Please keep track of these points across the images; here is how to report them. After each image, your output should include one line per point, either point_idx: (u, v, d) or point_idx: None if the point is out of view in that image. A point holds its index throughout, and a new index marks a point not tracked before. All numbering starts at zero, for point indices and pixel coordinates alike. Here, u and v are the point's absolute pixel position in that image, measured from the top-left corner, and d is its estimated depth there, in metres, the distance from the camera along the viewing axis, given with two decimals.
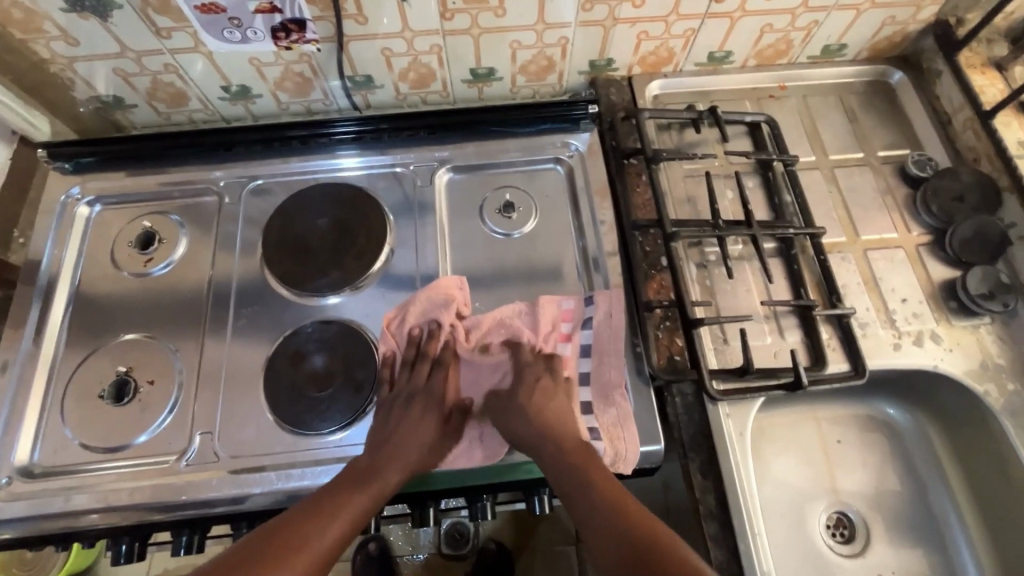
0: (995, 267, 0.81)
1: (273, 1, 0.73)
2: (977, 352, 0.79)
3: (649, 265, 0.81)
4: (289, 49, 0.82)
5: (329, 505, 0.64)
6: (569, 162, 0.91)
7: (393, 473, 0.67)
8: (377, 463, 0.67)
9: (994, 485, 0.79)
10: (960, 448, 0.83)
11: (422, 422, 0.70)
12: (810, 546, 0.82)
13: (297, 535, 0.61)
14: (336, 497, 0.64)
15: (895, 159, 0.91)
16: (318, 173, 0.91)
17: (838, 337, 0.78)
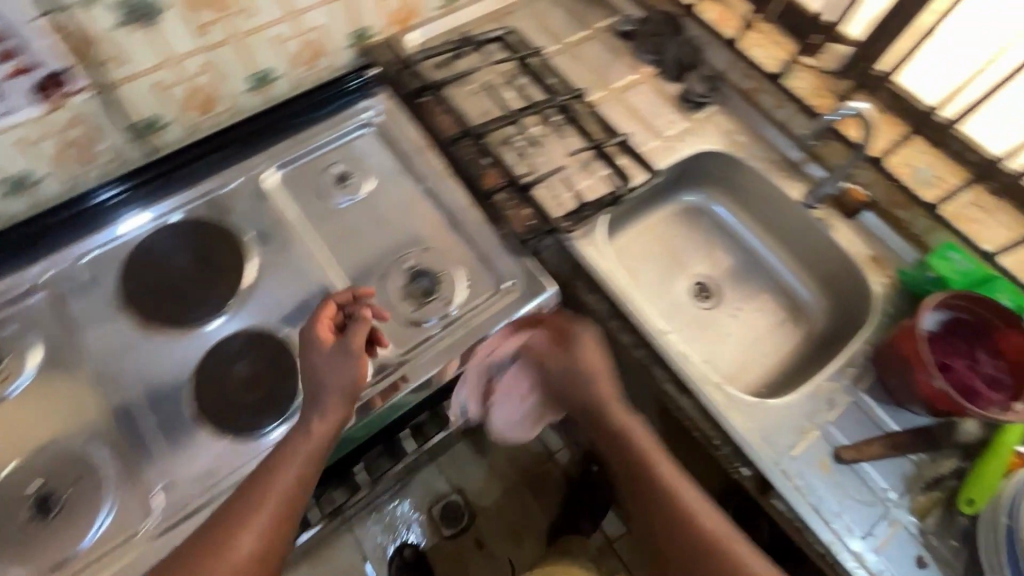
0: (701, 70, 1.10)
1: (22, 61, 0.72)
2: (718, 128, 1.07)
3: (478, 166, 0.96)
4: (58, 110, 0.80)
5: (242, 508, 0.67)
6: (374, 122, 1.03)
7: (294, 475, 0.69)
8: (271, 472, 0.69)
9: (768, 209, 1.06)
10: (739, 200, 1.10)
11: (337, 367, 0.73)
12: (687, 314, 1.06)
13: (220, 543, 0.65)
14: (252, 501, 0.68)
15: (609, 25, 1.17)
16: (100, 245, 0.90)
17: (631, 157, 1.01)
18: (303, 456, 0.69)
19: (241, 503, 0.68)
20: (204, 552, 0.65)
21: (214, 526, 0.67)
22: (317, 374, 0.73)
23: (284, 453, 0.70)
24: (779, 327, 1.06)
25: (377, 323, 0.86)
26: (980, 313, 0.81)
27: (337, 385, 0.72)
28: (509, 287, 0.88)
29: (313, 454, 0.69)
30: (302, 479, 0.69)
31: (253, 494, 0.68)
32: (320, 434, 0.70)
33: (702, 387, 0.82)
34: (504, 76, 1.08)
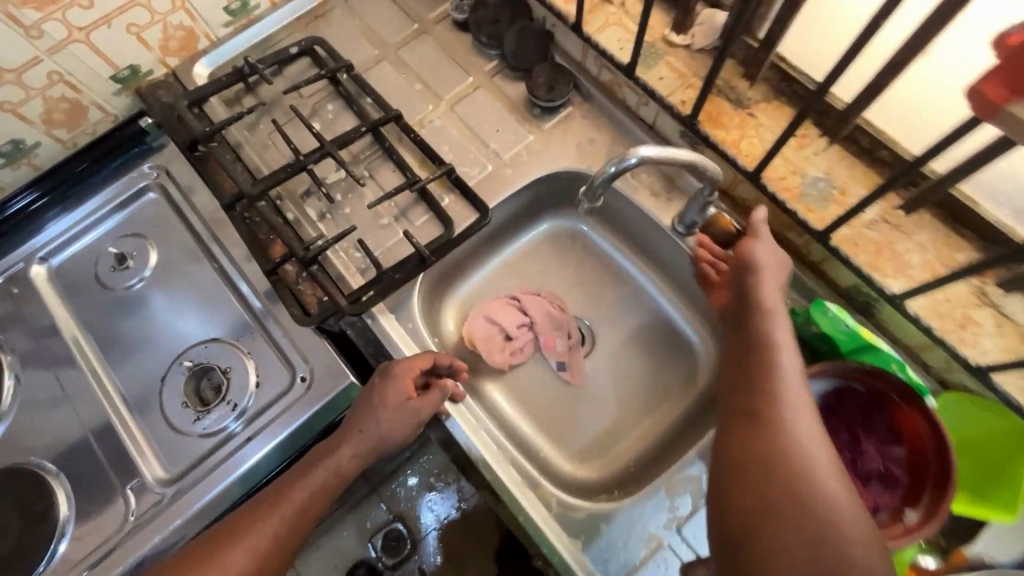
0: (551, 61, 0.87)
1: None
2: (573, 138, 0.86)
3: (263, 231, 0.79)
4: None
5: (208, 546, 0.60)
6: (155, 183, 0.89)
7: (264, 544, 0.60)
8: (234, 537, 0.60)
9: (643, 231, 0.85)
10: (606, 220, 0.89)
11: (399, 425, 0.66)
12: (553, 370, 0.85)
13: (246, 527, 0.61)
14: (263, 505, 0.63)
15: (443, 13, 0.94)
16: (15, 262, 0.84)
17: (458, 194, 0.83)
18: (318, 495, 0.64)
19: (285, 495, 0.63)
20: (224, 538, 0.60)
21: (255, 507, 0.62)
22: (369, 412, 0.66)
23: (274, 501, 0.63)
24: (663, 377, 0.85)
25: (153, 437, 0.75)
26: (871, 385, 0.62)
27: (326, 476, 0.64)
28: (303, 381, 0.76)
29: (281, 535, 0.61)
30: (262, 566, 0.60)
31: (236, 535, 0.60)
32: (311, 503, 0.63)
33: (522, 496, 0.67)
34: (310, 103, 0.90)
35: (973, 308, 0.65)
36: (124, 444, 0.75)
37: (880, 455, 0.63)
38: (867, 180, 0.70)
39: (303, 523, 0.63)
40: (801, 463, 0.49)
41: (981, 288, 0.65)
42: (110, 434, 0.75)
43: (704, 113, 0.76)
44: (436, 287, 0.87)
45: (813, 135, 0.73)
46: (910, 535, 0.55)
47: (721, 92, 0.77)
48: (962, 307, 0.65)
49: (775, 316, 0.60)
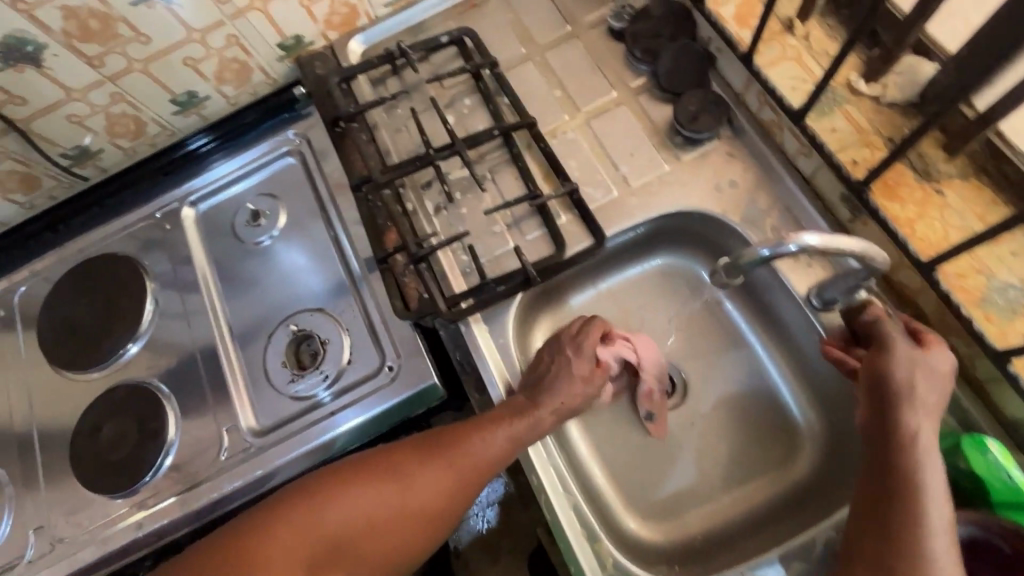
0: (707, 88, 0.80)
1: None
2: (712, 177, 0.79)
3: (385, 219, 0.80)
4: None
5: (410, 454, 0.66)
6: (296, 149, 0.95)
7: (441, 480, 0.64)
8: (430, 460, 0.65)
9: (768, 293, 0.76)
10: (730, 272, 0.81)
11: (590, 390, 0.69)
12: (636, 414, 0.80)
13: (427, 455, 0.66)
14: (451, 440, 0.66)
15: (600, 19, 0.89)
16: (194, 189, 0.95)
17: (576, 214, 0.79)
18: (513, 443, 0.65)
19: (478, 433, 0.66)
20: (415, 463, 0.65)
21: (449, 434, 0.66)
22: (564, 373, 0.69)
23: (462, 437, 0.66)
24: (755, 456, 0.77)
25: (253, 386, 0.83)
26: (1018, 549, 0.52)
27: (511, 432, 0.65)
28: (389, 370, 0.78)
29: (458, 479, 0.64)
30: (450, 494, 0.64)
31: (420, 464, 0.65)
32: (506, 448, 0.65)
33: (579, 545, 0.65)
34: (450, 95, 0.90)
35: None
36: (228, 385, 0.83)
37: None
38: None
39: (486, 470, 0.65)
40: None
41: None
42: (220, 373, 0.84)
43: (880, 179, 0.66)
44: (535, 302, 0.84)
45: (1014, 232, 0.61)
46: None
47: (906, 158, 0.65)
48: None
49: (926, 412, 0.55)
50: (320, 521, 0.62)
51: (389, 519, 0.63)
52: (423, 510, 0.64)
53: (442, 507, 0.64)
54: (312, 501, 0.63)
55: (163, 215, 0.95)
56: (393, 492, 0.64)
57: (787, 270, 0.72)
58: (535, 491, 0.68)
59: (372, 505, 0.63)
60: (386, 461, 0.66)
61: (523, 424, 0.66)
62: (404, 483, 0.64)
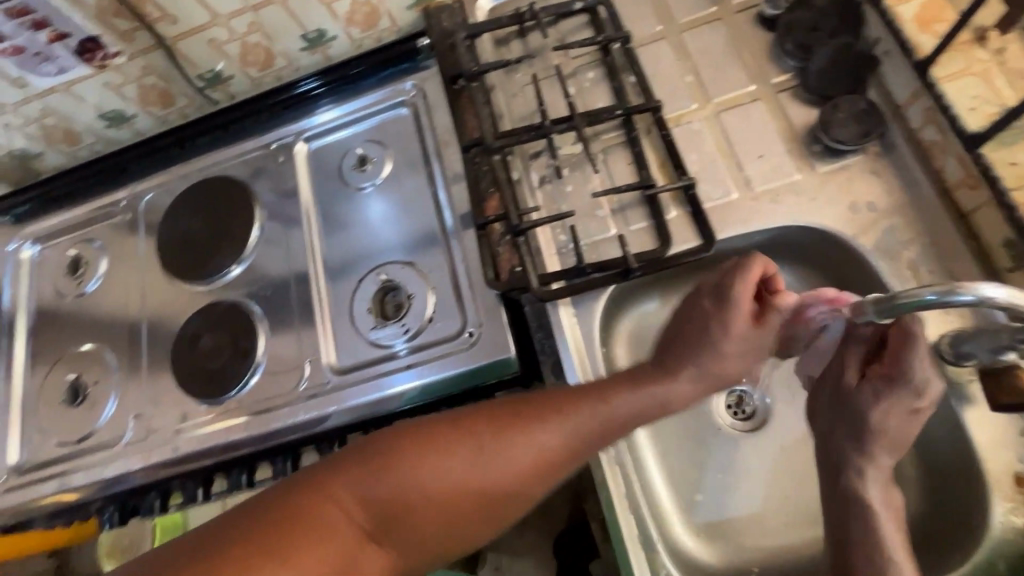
0: (862, 96, 0.72)
1: (57, 28, 0.83)
2: (849, 195, 0.71)
3: (489, 185, 0.80)
4: (107, 68, 0.92)
5: (530, 410, 0.61)
6: (411, 102, 0.94)
7: (547, 446, 0.60)
8: (538, 419, 0.61)
9: None
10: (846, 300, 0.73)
11: (744, 355, 0.61)
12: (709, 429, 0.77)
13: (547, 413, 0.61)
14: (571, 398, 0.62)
15: (750, 5, 0.82)
16: (304, 130, 0.98)
17: (688, 211, 0.75)
18: (632, 416, 0.61)
19: (595, 400, 0.61)
20: (523, 421, 0.61)
21: (561, 397, 0.62)
22: (710, 334, 0.60)
23: (581, 402, 0.61)
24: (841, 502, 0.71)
25: (338, 326, 0.85)
26: None
27: (633, 404, 0.61)
28: (469, 336, 0.78)
29: (570, 443, 0.60)
30: (557, 460, 0.60)
31: (527, 425, 0.60)
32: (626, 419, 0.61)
33: (632, 550, 0.63)
34: (573, 66, 0.86)
35: None
36: (316, 320, 0.86)
37: None
38: None
39: (597, 440, 0.61)
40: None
41: None
42: (310, 307, 0.87)
43: None
44: (624, 294, 0.81)
45: None
46: None
47: None
48: None
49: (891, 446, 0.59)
50: (414, 470, 0.57)
51: (486, 479, 0.58)
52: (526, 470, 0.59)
53: (546, 470, 0.60)
54: (407, 448, 0.58)
55: (277, 147, 0.98)
56: (492, 452, 0.59)
57: None
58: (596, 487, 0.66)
59: (468, 464, 0.58)
60: (490, 417, 0.61)
61: (651, 393, 0.61)
62: (506, 441, 0.59)
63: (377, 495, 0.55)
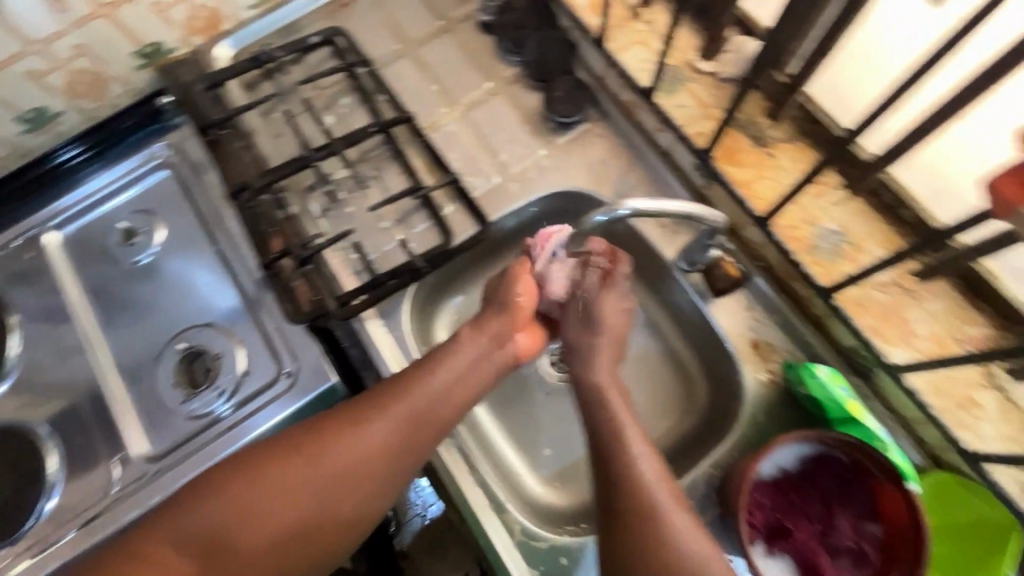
0: (573, 75, 0.84)
1: None
2: (584, 158, 0.83)
3: (268, 225, 0.79)
4: None
5: (340, 419, 0.61)
6: (169, 163, 0.91)
7: (372, 440, 0.60)
8: (362, 419, 0.61)
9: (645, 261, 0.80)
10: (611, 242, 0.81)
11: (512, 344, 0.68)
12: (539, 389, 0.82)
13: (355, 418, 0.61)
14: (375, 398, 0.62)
15: (469, 14, 0.92)
16: (51, 217, 0.88)
17: (461, 204, 0.82)
18: (460, 390, 0.64)
19: (416, 386, 0.62)
20: (346, 426, 0.61)
21: (383, 392, 0.62)
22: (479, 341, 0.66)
23: (403, 392, 0.62)
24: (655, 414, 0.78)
25: (143, 411, 0.79)
26: (855, 459, 0.60)
27: (452, 374, 0.63)
28: (287, 376, 0.78)
29: (398, 435, 0.61)
30: (390, 454, 0.61)
31: (350, 428, 0.61)
32: (449, 394, 0.63)
33: (480, 514, 0.69)
34: (327, 96, 0.89)
35: (976, 388, 0.62)
36: (114, 414, 0.79)
37: (852, 530, 0.60)
38: (884, 237, 0.67)
39: (426, 424, 0.62)
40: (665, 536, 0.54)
41: (990, 369, 0.62)
42: (104, 403, 0.79)
43: (721, 148, 0.73)
44: (433, 291, 0.86)
45: (833, 185, 0.69)
46: None
47: (742, 127, 0.73)
48: (964, 386, 0.62)
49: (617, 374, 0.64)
50: (244, 491, 0.58)
51: (320, 487, 0.59)
52: (361, 470, 0.60)
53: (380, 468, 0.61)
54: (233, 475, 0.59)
55: (22, 244, 0.88)
56: (318, 460, 0.60)
57: (656, 237, 0.76)
58: (441, 473, 0.71)
59: (296, 479, 0.59)
60: (315, 428, 0.61)
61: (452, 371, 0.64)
62: (332, 449, 0.60)
63: (208, 521, 0.57)
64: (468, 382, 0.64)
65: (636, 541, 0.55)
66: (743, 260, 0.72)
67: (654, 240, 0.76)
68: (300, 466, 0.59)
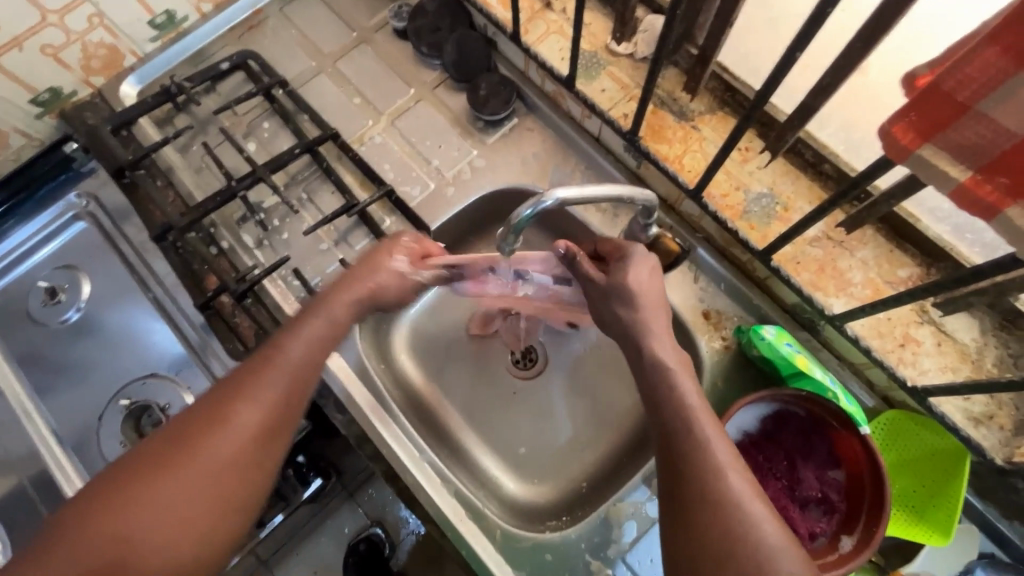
0: (495, 72, 0.84)
1: None
2: (518, 153, 0.83)
3: (201, 263, 0.76)
4: None
5: (206, 414, 0.53)
6: (87, 212, 0.85)
7: (245, 427, 0.53)
8: (220, 415, 0.53)
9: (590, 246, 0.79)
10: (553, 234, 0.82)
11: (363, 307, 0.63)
12: (504, 391, 0.81)
13: (224, 408, 0.53)
14: (239, 381, 0.55)
15: (383, 22, 0.90)
16: None
17: (399, 214, 0.81)
18: (315, 366, 0.58)
19: (268, 368, 0.55)
20: (203, 425, 0.52)
21: (236, 382, 0.55)
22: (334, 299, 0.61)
23: (257, 376, 0.55)
24: (621, 396, 0.79)
25: (92, 476, 0.75)
26: (809, 409, 0.62)
27: (317, 336, 0.58)
28: None
29: (268, 416, 0.54)
30: (263, 438, 0.54)
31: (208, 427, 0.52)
32: (310, 371, 0.57)
33: (459, 524, 0.67)
34: (246, 122, 0.86)
35: (913, 327, 0.64)
36: (61, 484, 0.75)
37: (817, 480, 0.62)
38: (811, 193, 0.68)
39: (294, 400, 0.56)
40: (739, 519, 0.44)
41: (922, 305, 0.64)
42: (49, 474, 0.75)
43: (647, 125, 0.74)
44: None
45: (757, 150, 0.70)
46: (844, 565, 0.56)
47: (664, 103, 0.74)
48: (901, 326, 0.64)
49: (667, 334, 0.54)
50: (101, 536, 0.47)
51: (196, 499, 0.50)
52: (236, 466, 0.52)
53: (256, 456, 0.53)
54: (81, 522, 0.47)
55: None
56: (183, 471, 0.50)
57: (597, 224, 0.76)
58: (414, 490, 0.69)
59: (160, 498, 0.49)
60: (164, 443, 0.52)
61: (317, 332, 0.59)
62: (194, 456, 0.51)
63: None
64: (322, 358, 0.58)
65: (718, 547, 0.44)
66: (681, 234, 0.73)
67: (597, 227, 0.76)
68: (160, 487, 0.49)
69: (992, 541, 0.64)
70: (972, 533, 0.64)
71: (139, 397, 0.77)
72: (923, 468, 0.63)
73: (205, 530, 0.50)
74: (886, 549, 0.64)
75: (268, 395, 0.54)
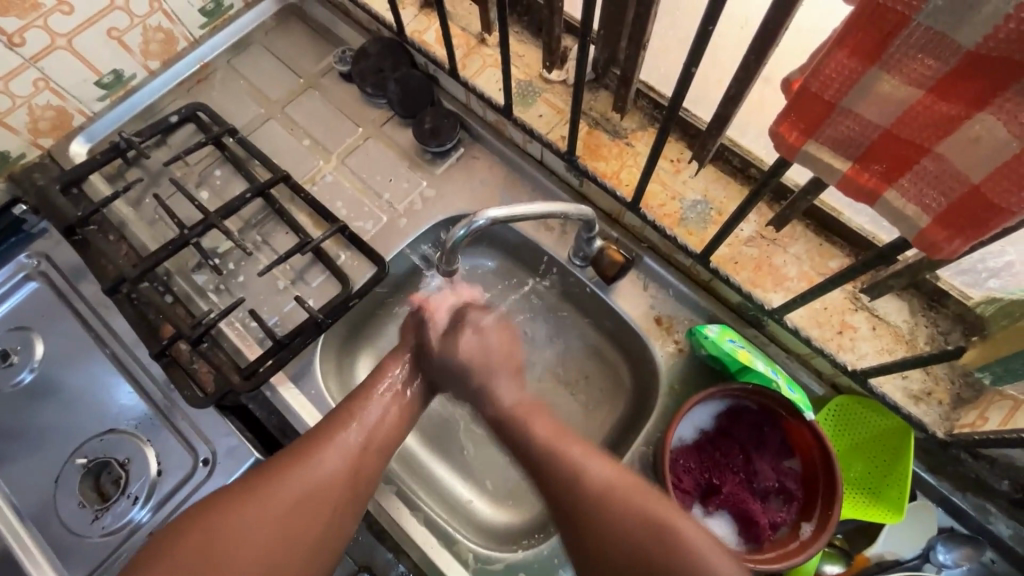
0: (439, 106, 0.87)
1: None
2: (467, 180, 0.86)
3: (155, 313, 0.76)
4: None
5: (263, 474, 0.57)
6: (39, 272, 0.84)
7: (298, 489, 0.56)
8: (297, 461, 0.57)
9: (540, 264, 0.81)
10: (504, 254, 0.84)
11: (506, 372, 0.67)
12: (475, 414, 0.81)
13: (283, 468, 0.57)
14: (297, 450, 0.58)
15: (328, 67, 0.94)
16: None
17: (353, 247, 0.82)
18: (395, 423, 0.64)
19: (358, 411, 0.62)
20: (279, 475, 0.56)
21: (312, 435, 0.60)
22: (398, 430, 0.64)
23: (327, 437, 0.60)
24: (586, 409, 0.79)
25: (52, 539, 0.73)
26: (760, 403, 0.65)
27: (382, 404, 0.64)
28: (205, 465, 0.74)
29: (352, 456, 0.59)
30: (351, 470, 0.58)
31: (285, 472, 0.56)
32: (388, 417, 0.63)
33: (436, 554, 0.68)
34: (200, 172, 0.88)
35: (848, 314, 0.67)
36: (18, 551, 0.72)
37: (773, 471, 0.64)
38: (741, 197, 0.72)
39: (345, 476, 0.58)
40: (618, 514, 0.53)
41: (854, 293, 0.68)
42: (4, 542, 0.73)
43: (583, 146, 0.78)
44: (348, 336, 0.86)
45: (687, 160, 0.74)
46: (803, 551, 0.57)
47: (598, 124, 0.78)
48: (837, 313, 0.68)
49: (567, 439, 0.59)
50: (187, 550, 0.51)
51: (286, 510, 0.54)
52: (302, 513, 0.55)
53: (328, 499, 0.56)
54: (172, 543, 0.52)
55: None
56: (238, 513, 0.53)
57: (547, 243, 0.78)
58: (383, 523, 0.69)
59: (228, 542, 0.52)
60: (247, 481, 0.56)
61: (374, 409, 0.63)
62: (256, 506, 0.54)
63: None
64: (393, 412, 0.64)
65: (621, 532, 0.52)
66: (626, 244, 0.76)
67: (546, 244, 0.78)
68: (247, 511, 0.54)
69: (949, 516, 0.65)
70: (928, 509, 0.65)
71: (101, 454, 0.76)
72: (874, 450, 0.65)
73: (301, 541, 0.54)
74: (849, 534, 0.66)
75: (321, 466, 0.57)
